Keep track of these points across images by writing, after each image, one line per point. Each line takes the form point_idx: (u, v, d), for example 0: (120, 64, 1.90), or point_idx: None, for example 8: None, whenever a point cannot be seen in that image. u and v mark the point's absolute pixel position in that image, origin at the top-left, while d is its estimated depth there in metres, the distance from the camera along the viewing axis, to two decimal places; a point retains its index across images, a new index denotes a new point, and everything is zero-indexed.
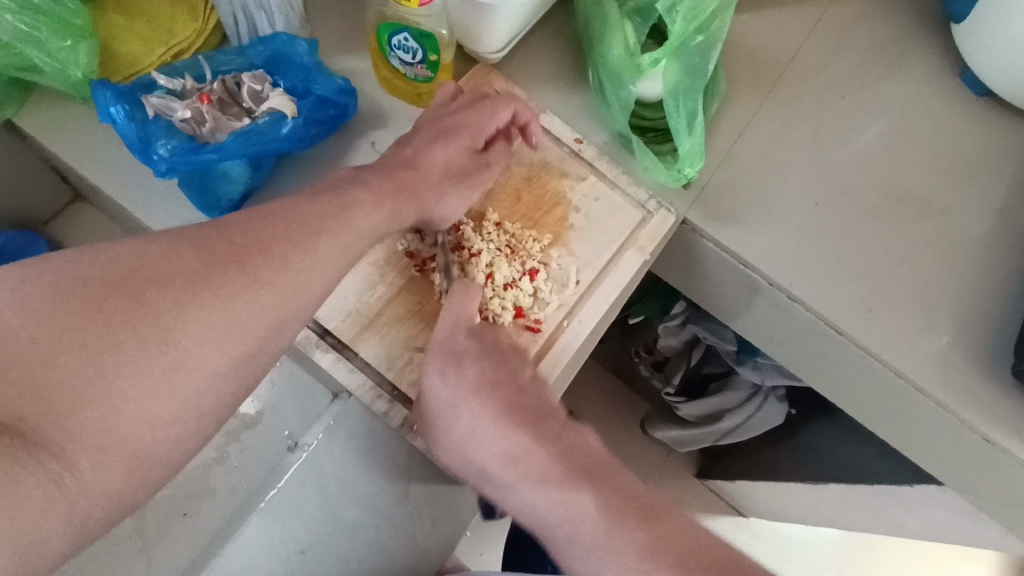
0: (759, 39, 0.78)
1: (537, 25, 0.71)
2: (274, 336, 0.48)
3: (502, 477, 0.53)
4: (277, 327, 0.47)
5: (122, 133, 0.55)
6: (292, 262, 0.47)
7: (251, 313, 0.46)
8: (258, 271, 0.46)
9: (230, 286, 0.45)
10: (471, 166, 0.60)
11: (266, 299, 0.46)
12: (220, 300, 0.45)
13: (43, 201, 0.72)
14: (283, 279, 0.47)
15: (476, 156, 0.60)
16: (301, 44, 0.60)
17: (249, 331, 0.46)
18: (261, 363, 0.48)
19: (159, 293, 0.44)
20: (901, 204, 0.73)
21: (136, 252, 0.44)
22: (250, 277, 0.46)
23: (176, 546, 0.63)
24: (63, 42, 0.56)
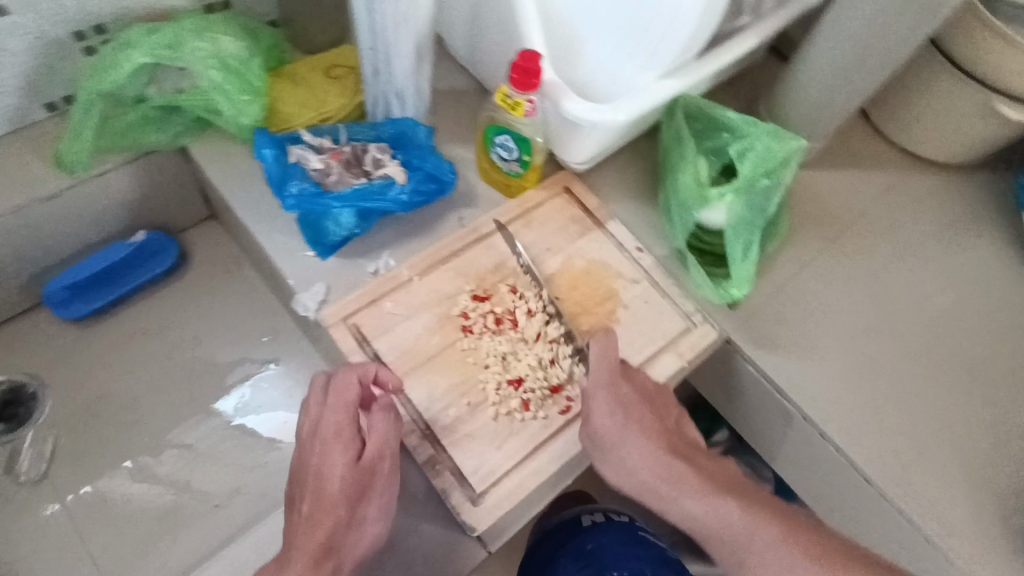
0: (829, 194, 0.84)
1: (623, 149, 0.81)
2: (356, 484, 0.57)
3: (608, 457, 0.59)
4: (361, 479, 0.57)
5: (269, 171, 0.68)
6: (343, 436, 0.58)
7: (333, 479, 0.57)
8: (327, 445, 0.58)
9: (316, 461, 0.58)
10: (364, 477, 0.57)
11: (337, 464, 0.57)
12: (317, 477, 0.58)
13: (185, 215, 0.86)
14: (341, 446, 0.58)
15: (359, 470, 0.57)
16: (422, 130, 0.72)
17: (336, 488, 0.57)
18: (365, 507, 0.57)
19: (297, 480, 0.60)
20: (953, 370, 0.74)
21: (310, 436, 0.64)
22: (325, 451, 0.58)
23: (206, 534, 0.72)
24: (242, 96, 0.71)
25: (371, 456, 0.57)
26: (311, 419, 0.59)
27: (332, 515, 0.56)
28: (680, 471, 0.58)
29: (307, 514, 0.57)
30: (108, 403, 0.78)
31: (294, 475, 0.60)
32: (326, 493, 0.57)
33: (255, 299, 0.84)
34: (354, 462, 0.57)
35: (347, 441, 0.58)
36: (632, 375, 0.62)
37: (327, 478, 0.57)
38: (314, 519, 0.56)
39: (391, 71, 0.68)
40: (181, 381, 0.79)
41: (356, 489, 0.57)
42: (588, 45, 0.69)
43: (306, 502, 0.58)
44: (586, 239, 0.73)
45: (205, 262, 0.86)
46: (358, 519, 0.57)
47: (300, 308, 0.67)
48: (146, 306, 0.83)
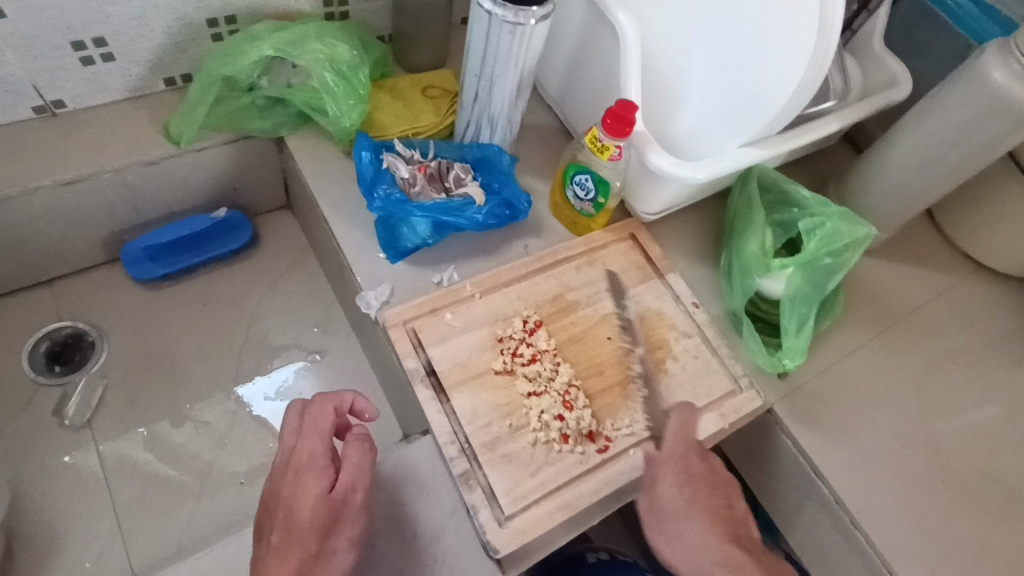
0: (886, 285, 0.84)
1: (690, 208, 0.83)
2: (328, 513, 0.55)
3: (664, 528, 0.58)
4: (335, 507, 0.55)
5: (361, 171, 0.71)
6: (317, 462, 0.57)
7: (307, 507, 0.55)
8: (300, 474, 0.57)
9: (286, 491, 0.56)
10: (336, 508, 0.55)
11: (311, 493, 0.55)
12: (287, 508, 0.55)
13: (264, 201, 0.90)
14: (313, 474, 0.56)
15: (331, 499, 0.55)
16: (506, 158, 0.76)
17: (308, 518, 0.54)
18: (340, 533, 0.55)
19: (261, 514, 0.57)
20: (994, 484, 0.73)
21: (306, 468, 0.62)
22: (295, 481, 0.56)
23: (225, 508, 0.73)
24: (347, 101, 0.75)
25: (343, 486, 0.56)
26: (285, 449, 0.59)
27: (301, 548, 0.53)
28: (740, 561, 0.55)
29: (277, 543, 0.54)
30: (159, 363, 0.80)
31: (267, 501, 0.57)
32: (296, 524, 0.54)
33: (313, 290, 0.87)
34: (326, 492, 0.56)
35: (320, 469, 0.56)
36: (703, 458, 0.62)
37: (298, 508, 0.55)
38: (281, 558, 0.53)
39: (490, 99, 0.71)
40: (229, 355, 0.82)
41: (327, 521, 0.55)
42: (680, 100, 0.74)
43: (278, 530, 0.55)
44: (644, 287, 0.75)
45: (272, 248, 0.90)
46: (328, 552, 0.54)
47: (364, 305, 0.69)
48: (210, 279, 0.87)
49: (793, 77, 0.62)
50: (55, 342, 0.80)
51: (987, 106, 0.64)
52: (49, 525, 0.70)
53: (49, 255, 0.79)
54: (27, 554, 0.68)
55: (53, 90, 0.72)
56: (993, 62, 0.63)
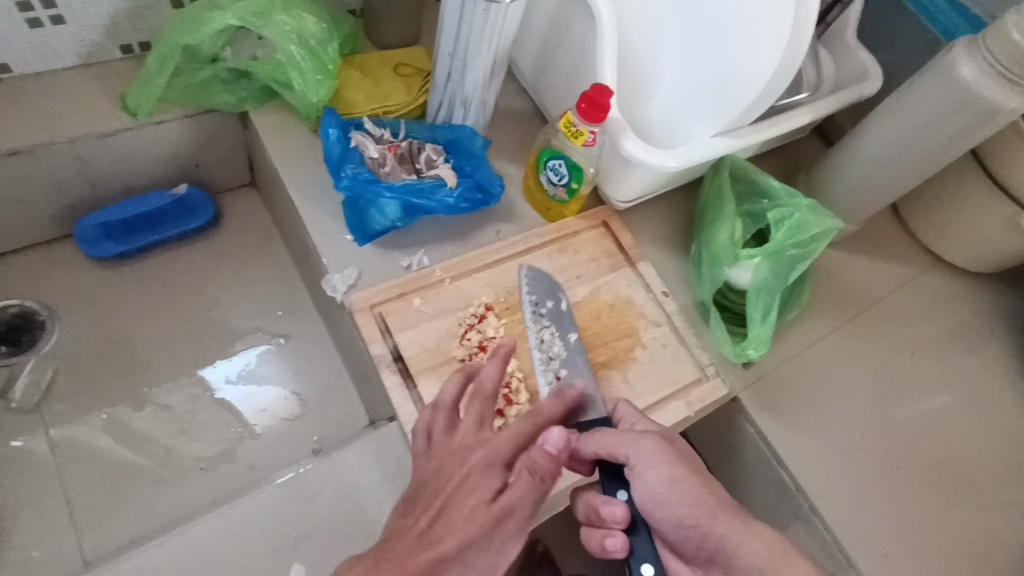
0: (851, 277, 0.86)
1: (662, 198, 0.84)
2: (479, 529, 0.47)
3: (648, 449, 0.53)
4: (497, 518, 0.48)
5: (328, 149, 0.69)
6: (486, 454, 0.51)
7: (461, 505, 0.48)
8: (448, 456, 0.51)
9: (436, 474, 0.51)
10: (493, 521, 0.48)
11: (478, 490, 0.49)
12: (447, 498, 0.49)
13: (228, 178, 0.87)
14: (477, 466, 0.50)
15: (492, 508, 0.48)
16: (480, 140, 0.74)
17: (457, 508, 0.48)
18: (477, 550, 0.47)
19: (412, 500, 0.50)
20: (946, 473, 0.75)
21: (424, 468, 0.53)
22: (449, 459, 0.51)
23: (184, 496, 0.71)
24: (314, 76, 0.73)
25: (507, 501, 0.49)
26: (454, 440, 0.53)
27: (441, 542, 0.46)
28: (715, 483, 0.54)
29: (421, 529, 0.47)
30: (116, 344, 0.77)
31: (421, 483, 0.51)
32: (450, 513, 0.48)
33: (279, 273, 0.85)
34: (488, 501, 0.48)
35: (488, 471, 0.50)
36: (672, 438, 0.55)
37: (456, 501, 0.48)
38: (416, 552, 0.45)
39: (463, 79, 0.70)
40: (191, 338, 0.79)
41: (479, 533, 0.47)
42: (654, 85, 0.74)
43: (427, 515, 0.48)
44: (615, 275, 0.75)
45: (237, 227, 0.87)
46: (465, 561, 0.46)
47: (329, 288, 0.68)
48: (171, 258, 0.83)
49: (769, 64, 0.63)
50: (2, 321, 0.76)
51: (951, 101, 0.65)
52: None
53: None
54: None
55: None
56: (960, 58, 0.64)
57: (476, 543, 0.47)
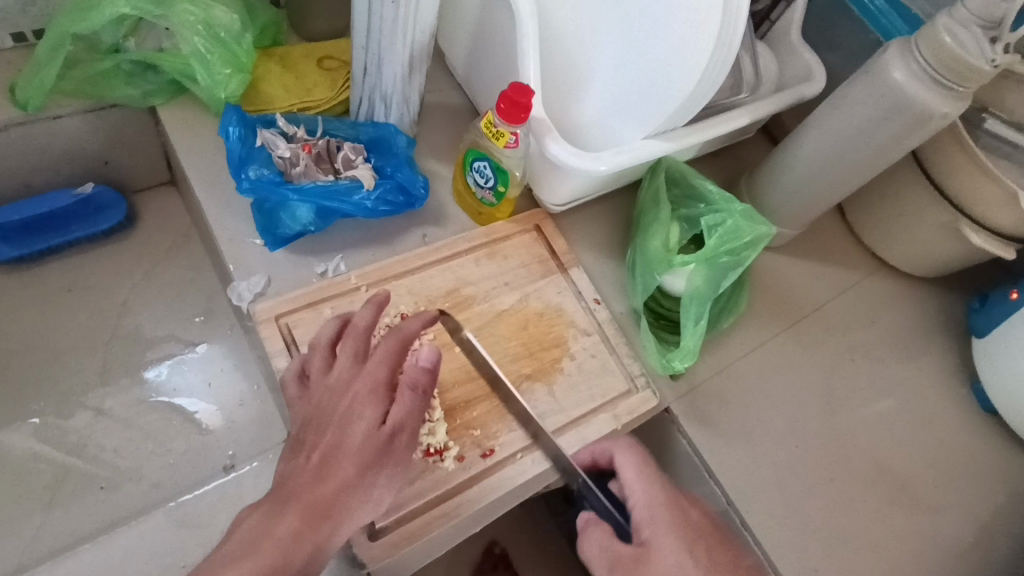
0: (792, 282, 0.84)
1: (600, 201, 0.80)
2: (372, 451, 0.48)
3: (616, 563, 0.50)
4: (385, 444, 0.49)
5: (229, 149, 0.65)
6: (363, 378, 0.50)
7: (353, 434, 0.48)
8: (334, 384, 0.51)
9: (325, 406, 0.50)
10: (383, 446, 0.49)
11: (361, 417, 0.49)
12: (335, 429, 0.49)
13: (143, 175, 0.81)
14: (359, 390, 0.50)
15: (381, 433, 0.49)
16: (402, 139, 0.70)
17: (351, 440, 0.48)
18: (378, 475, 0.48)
19: (300, 434, 0.50)
20: (881, 482, 0.74)
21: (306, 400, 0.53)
22: (334, 392, 0.51)
23: (80, 516, 0.67)
24: (224, 69, 0.68)
25: (397, 420, 0.49)
26: (330, 377, 0.52)
27: (343, 470, 0.47)
28: None
29: (317, 464, 0.47)
30: (13, 355, 0.73)
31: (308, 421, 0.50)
32: (343, 445, 0.48)
33: (196, 277, 0.81)
34: (378, 424, 0.49)
35: (372, 395, 0.49)
36: (648, 524, 0.50)
37: (347, 430, 0.48)
38: (316, 484, 0.46)
39: (382, 75, 0.66)
40: (96, 346, 0.75)
41: (373, 457, 0.48)
42: (587, 85, 0.71)
43: (318, 451, 0.48)
44: (546, 282, 0.71)
45: (152, 229, 0.82)
46: (367, 484, 0.48)
47: (235, 297, 0.64)
48: (78, 262, 0.78)
49: (701, 60, 0.60)
50: None
51: (883, 106, 0.64)
52: None
53: None
54: None
55: None
56: (893, 61, 0.62)
57: (374, 469, 0.48)
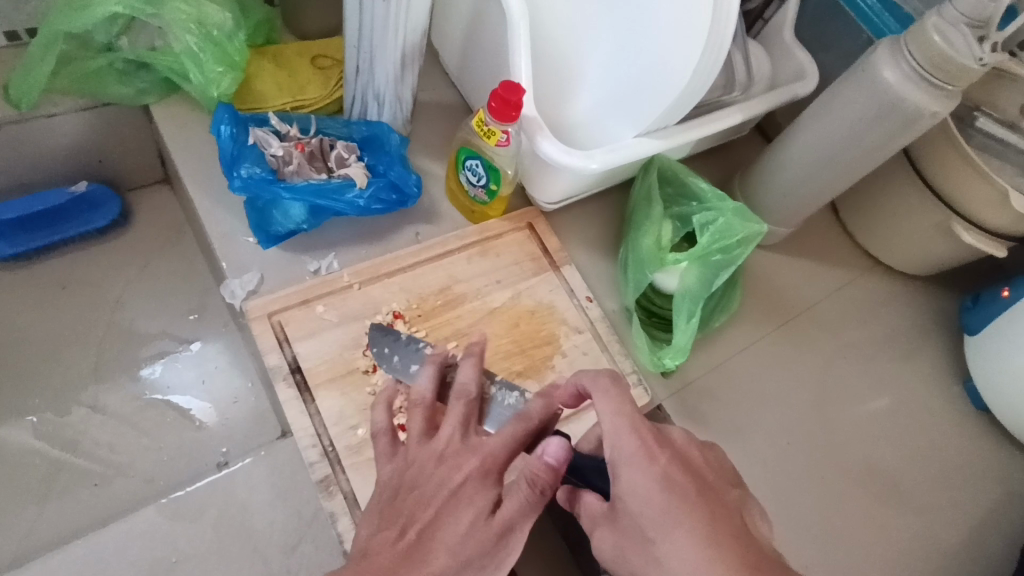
0: (784, 280, 0.84)
1: (593, 200, 0.81)
2: (477, 546, 0.48)
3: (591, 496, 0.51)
4: (492, 542, 0.49)
5: (221, 147, 0.65)
6: (477, 469, 0.50)
7: (455, 524, 0.48)
8: (436, 472, 0.50)
9: (419, 492, 0.49)
10: (492, 541, 0.48)
11: (468, 509, 0.49)
12: (440, 515, 0.48)
13: (137, 173, 0.81)
14: (476, 482, 0.49)
15: (489, 525, 0.49)
16: (395, 137, 0.70)
17: (456, 525, 0.48)
18: (471, 569, 0.47)
19: (380, 513, 0.49)
20: (871, 480, 0.74)
21: (405, 474, 0.51)
22: (442, 480, 0.50)
23: (73, 511, 0.67)
24: (216, 67, 0.68)
25: (506, 518, 0.49)
26: (445, 449, 0.51)
27: (440, 560, 0.47)
28: (663, 505, 0.45)
29: (404, 541, 0.47)
30: (8, 352, 0.73)
31: (397, 493, 0.50)
32: (443, 538, 0.47)
33: (191, 274, 0.81)
34: (485, 516, 0.49)
35: (485, 482, 0.50)
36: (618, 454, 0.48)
37: (446, 522, 0.48)
38: (408, 570, 0.46)
39: (373, 73, 0.66)
40: (91, 343, 0.75)
41: (479, 553, 0.48)
42: (581, 85, 0.72)
43: (412, 528, 0.48)
44: (538, 280, 0.72)
45: (147, 226, 0.82)
46: None
47: (227, 293, 0.64)
48: (73, 260, 0.79)
49: (694, 55, 0.60)
50: None
51: (873, 104, 0.64)
52: None
53: None
54: None
55: None
56: (883, 61, 0.62)
57: (470, 562, 0.47)
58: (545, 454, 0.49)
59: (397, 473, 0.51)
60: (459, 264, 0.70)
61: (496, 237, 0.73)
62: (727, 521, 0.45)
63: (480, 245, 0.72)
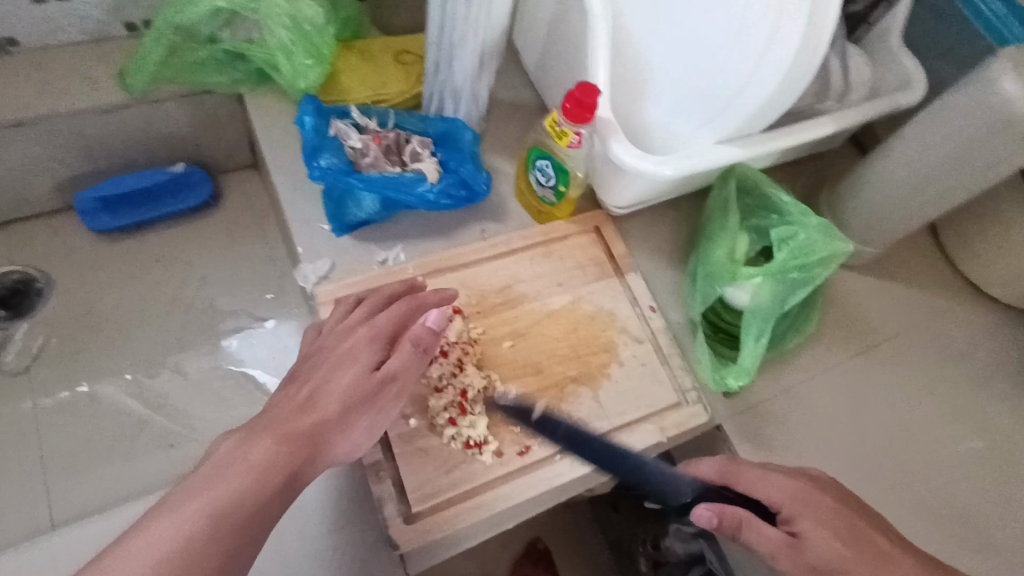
0: (869, 305, 0.78)
1: (665, 208, 0.78)
2: (358, 390, 0.50)
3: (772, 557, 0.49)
4: (373, 389, 0.50)
5: (303, 138, 0.68)
6: (363, 333, 0.53)
7: (341, 375, 0.50)
8: (330, 340, 0.54)
9: (317, 359, 0.53)
10: (374, 390, 0.50)
11: (355, 362, 0.51)
12: (325, 369, 0.51)
13: (231, 157, 0.87)
14: (363, 341, 0.53)
15: (375, 377, 0.51)
16: (469, 134, 0.71)
17: (341, 378, 0.50)
18: (354, 410, 0.49)
19: (285, 382, 0.52)
20: (963, 533, 0.67)
21: (315, 346, 0.54)
22: (334, 343, 0.53)
23: (151, 467, 0.73)
24: (306, 61, 0.71)
25: (392, 369, 0.51)
26: (346, 323, 0.55)
27: (329, 406, 0.48)
28: (841, 531, 0.49)
29: (303, 398, 0.49)
30: (106, 316, 0.80)
31: (302, 364, 0.53)
32: (330, 388, 0.50)
33: (271, 256, 0.86)
34: (371, 369, 0.51)
35: (371, 344, 0.52)
36: (793, 503, 0.51)
37: (337, 373, 0.51)
38: (298, 416, 0.48)
39: (452, 71, 0.67)
40: (179, 311, 0.81)
41: (361, 400, 0.50)
42: (656, 82, 0.69)
43: (308, 385, 0.50)
44: (600, 285, 0.70)
45: (235, 207, 0.87)
46: (349, 421, 0.49)
47: (300, 277, 0.67)
48: (168, 235, 0.85)
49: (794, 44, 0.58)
50: (4, 285, 0.79)
51: (983, 119, 0.58)
52: None
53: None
54: None
55: (7, 25, 0.70)
56: (1003, 72, 0.57)
57: (353, 404, 0.49)
58: (426, 320, 0.53)
59: (311, 350, 0.54)
60: (522, 263, 0.70)
61: (561, 239, 0.72)
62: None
63: (544, 246, 0.71)
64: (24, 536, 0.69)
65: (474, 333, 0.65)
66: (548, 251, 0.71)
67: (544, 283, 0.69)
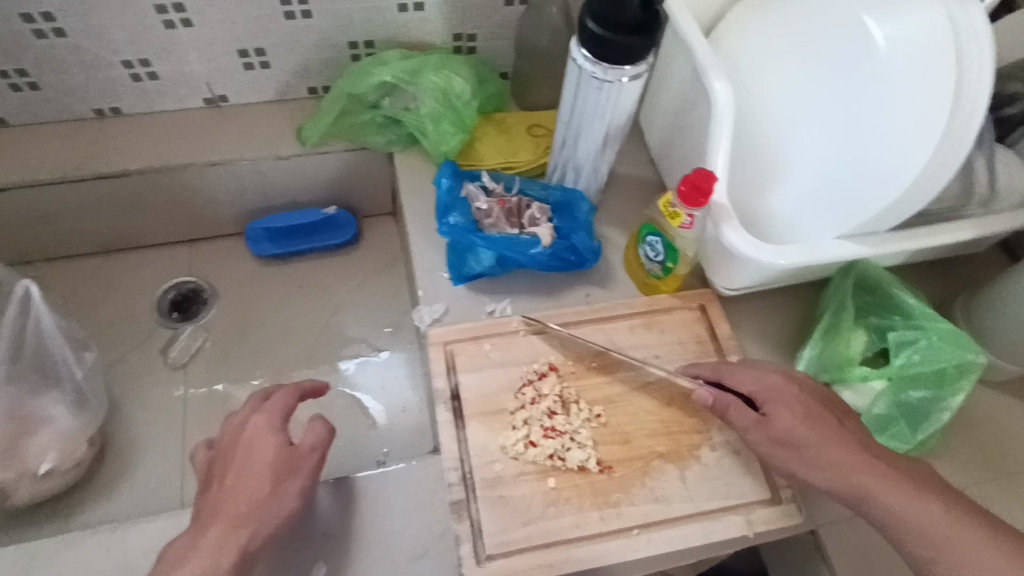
0: (1010, 428, 0.71)
1: (779, 295, 0.77)
2: (280, 465, 0.61)
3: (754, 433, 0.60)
4: (290, 462, 0.62)
5: (438, 197, 0.76)
6: (262, 425, 0.63)
7: (259, 451, 0.62)
8: (243, 436, 0.63)
9: (229, 458, 0.62)
10: (294, 458, 0.62)
11: (264, 446, 0.62)
12: (235, 467, 0.61)
13: (375, 205, 0.99)
14: (259, 434, 0.63)
15: (292, 450, 0.62)
16: (585, 206, 0.76)
17: (261, 455, 0.62)
18: (289, 479, 0.61)
19: (206, 479, 0.63)
20: None
21: (224, 447, 0.63)
22: (240, 444, 0.63)
23: None
24: (449, 129, 0.82)
25: (306, 441, 0.63)
26: (237, 418, 0.65)
27: (255, 486, 0.60)
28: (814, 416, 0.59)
29: (223, 486, 0.61)
30: (252, 330, 0.92)
31: (211, 465, 0.63)
32: (252, 468, 0.61)
33: (394, 295, 0.95)
34: (285, 444, 0.63)
35: (276, 430, 0.63)
36: (774, 388, 0.61)
37: (257, 452, 0.62)
38: (236, 497, 0.60)
39: (577, 147, 0.73)
40: (310, 334, 0.92)
41: (275, 474, 0.61)
42: (773, 160, 0.70)
43: (227, 477, 0.61)
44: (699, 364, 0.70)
45: (371, 249, 0.99)
46: (280, 485, 0.61)
47: (417, 318, 0.74)
48: (313, 266, 0.97)
49: (934, 129, 0.56)
50: (179, 292, 0.95)
51: None
52: (133, 443, 0.84)
53: (188, 222, 0.94)
54: (112, 461, 0.83)
55: (221, 87, 0.86)
56: None
57: (285, 476, 0.61)
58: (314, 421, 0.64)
59: (218, 445, 0.64)
60: (620, 331, 0.72)
61: (664, 313, 0.73)
62: (910, 464, 0.58)
63: (646, 319, 0.73)
64: (161, 510, 0.80)
65: (565, 392, 0.67)
66: (649, 323, 0.72)
67: (641, 354, 0.70)
